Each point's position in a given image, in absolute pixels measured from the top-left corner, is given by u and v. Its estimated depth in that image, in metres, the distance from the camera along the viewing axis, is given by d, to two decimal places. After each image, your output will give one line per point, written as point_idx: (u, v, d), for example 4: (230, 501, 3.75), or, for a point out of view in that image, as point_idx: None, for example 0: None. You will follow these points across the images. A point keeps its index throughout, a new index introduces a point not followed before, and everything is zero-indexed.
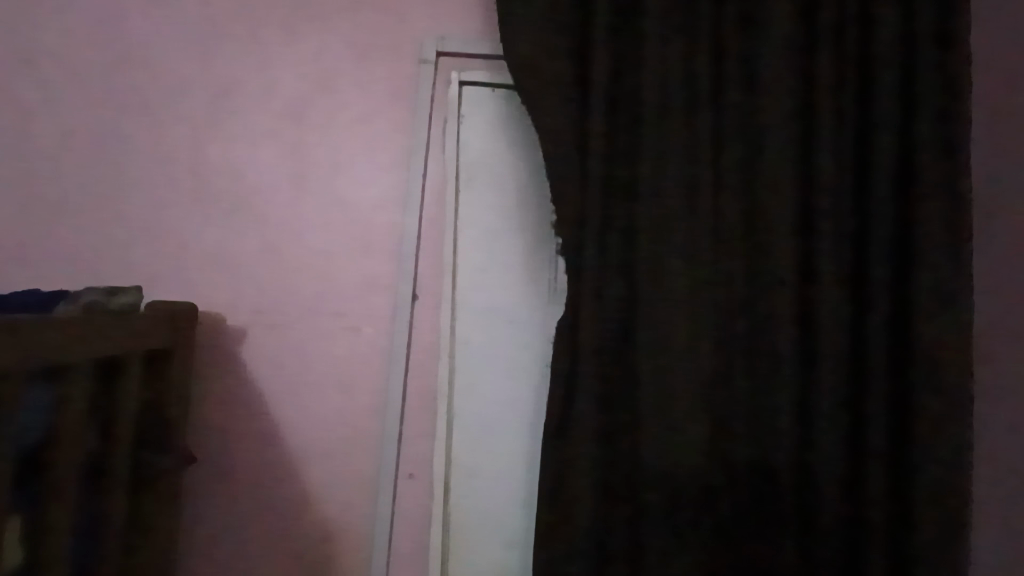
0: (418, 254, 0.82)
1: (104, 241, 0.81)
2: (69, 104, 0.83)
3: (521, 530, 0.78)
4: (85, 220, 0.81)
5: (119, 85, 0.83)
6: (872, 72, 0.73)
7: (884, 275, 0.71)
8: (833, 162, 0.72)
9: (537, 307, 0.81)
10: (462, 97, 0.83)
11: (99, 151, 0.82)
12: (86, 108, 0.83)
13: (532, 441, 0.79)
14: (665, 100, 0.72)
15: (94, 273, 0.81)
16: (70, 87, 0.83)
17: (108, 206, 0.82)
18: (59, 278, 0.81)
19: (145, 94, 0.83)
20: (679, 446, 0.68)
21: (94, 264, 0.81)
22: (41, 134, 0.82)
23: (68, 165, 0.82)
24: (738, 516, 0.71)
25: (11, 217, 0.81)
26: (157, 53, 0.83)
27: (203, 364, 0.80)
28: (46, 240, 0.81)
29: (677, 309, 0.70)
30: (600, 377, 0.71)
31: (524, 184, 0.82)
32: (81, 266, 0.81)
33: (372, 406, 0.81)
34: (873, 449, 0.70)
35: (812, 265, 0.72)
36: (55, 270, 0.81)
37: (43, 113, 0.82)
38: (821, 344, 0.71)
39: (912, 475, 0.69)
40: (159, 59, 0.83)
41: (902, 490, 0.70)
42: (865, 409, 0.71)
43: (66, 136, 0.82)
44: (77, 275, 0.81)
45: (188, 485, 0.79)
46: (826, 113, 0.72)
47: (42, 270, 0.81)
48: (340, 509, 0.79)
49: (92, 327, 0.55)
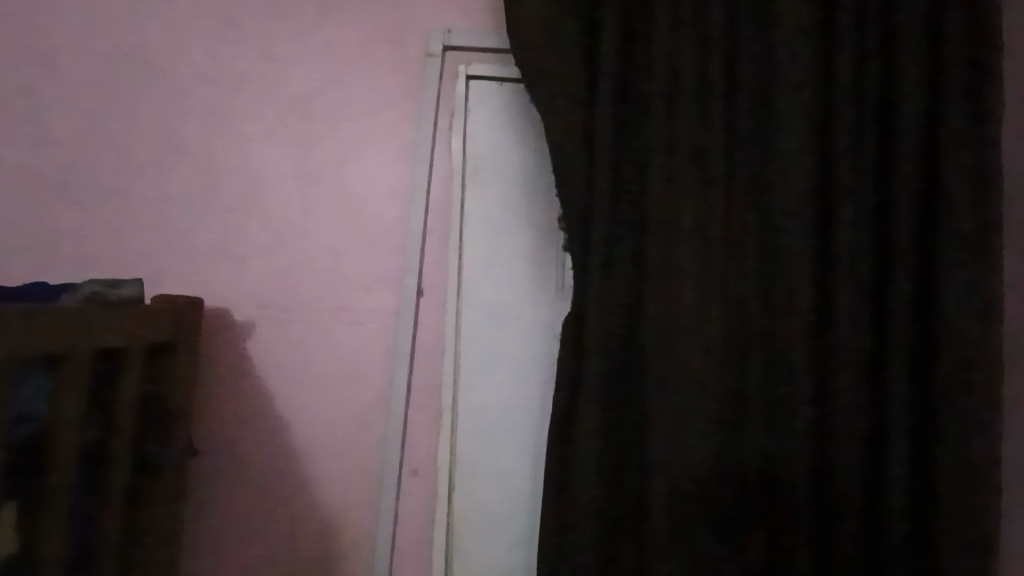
0: (424, 249, 0.81)
1: (114, 235, 0.82)
2: (82, 100, 0.84)
3: (525, 530, 0.76)
4: (95, 214, 0.82)
5: (131, 80, 0.84)
6: (895, 59, 0.71)
7: (907, 273, 0.69)
8: (853, 156, 0.70)
9: (543, 303, 0.80)
10: (469, 92, 0.83)
11: (110, 146, 0.83)
12: (98, 103, 0.84)
13: (538, 438, 0.78)
14: (674, 93, 0.71)
15: (104, 265, 0.82)
16: (83, 82, 0.84)
17: (118, 200, 0.83)
18: (70, 270, 0.82)
19: (156, 90, 0.84)
20: (687, 443, 0.67)
21: (104, 257, 0.82)
22: (56, 130, 0.83)
23: (80, 160, 0.83)
24: (752, 515, 0.68)
25: (25, 210, 0.83)
26: (168, 49, 0.84)
27: (209, 358, 0.81)
28: (58, 233, 0.82)
29: (687, 305, 0.68)
30: (606, 373, 0.70)
31: (531, 178, 0.81)
32: (92, 259, 0.82)
33: (377, 401, 0.80)
34: (895, 453, 0.68)
35: (831, 261, 0.70)
36: (67, 263, 0.82)
37: (57, 108, 0.84)
38: (839, 338, 0.69)
39: (938, 479, 0.66)
40: (169, 56, 0.84)
41: (926, 495, 0.68)
42: (887, 411, 0.69)
43: (80, 131, 0.83)
44: (86, 269, 0.82)
45: (193, 478, 0.79)
46: (845, 105, 0.70)
47: (53, 263, 0.82)
48: (343, 506, 0.79)
49: (93, 318, 0.56)
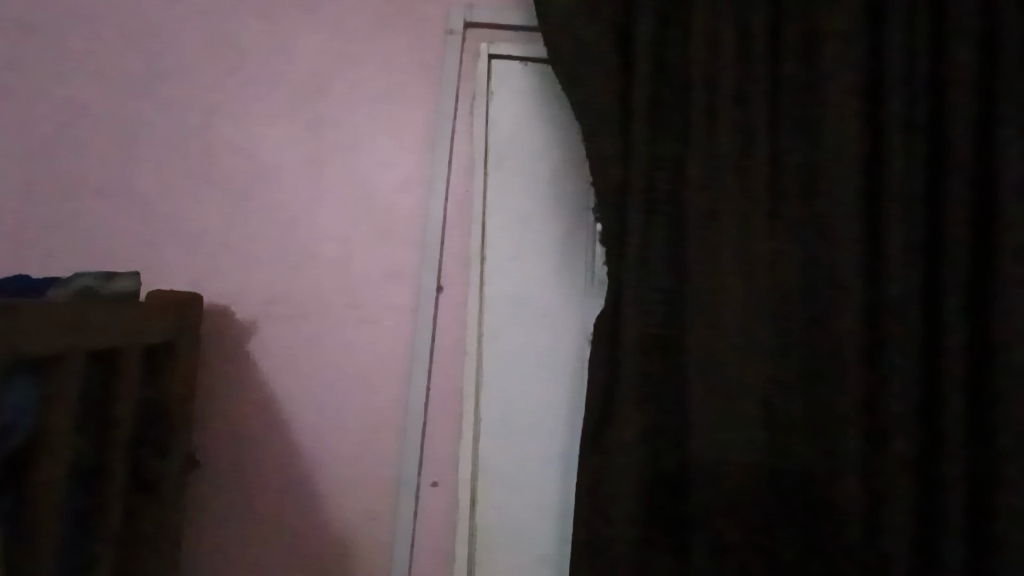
0: (444, 243, 0.78)
1: (116, 227, 0.79)
2: (84, 84, 0.81)
3: (556, 544, 0.71)
4: (96, 204, 0.80)
5: (135, 64, 0.82)
6: (948, 41, 0.66)
7: (962, 277, 0.64)
8: (907, 153, 0.65)
9: (572, 298, 0.76)
10: (492, 70, 0.80)
11: (113, 133, 0.81)
12: (99, 88, 0.81)
13: (570, 447, 0.73)
14: (714, 75, 0.67)
15: (104, 256, 0.79)
16: (86, 67, 0.82)
17: (119, 189, 0.80)
18: (70, 261, 0.79)
19: (162, 75, 0.81)
20: (731, 447, 0.63)
21: (103, 248, 0.79)
22: (61, 116, 0.81)
23: (81, 148, 0.80)
24: (798, 529, 0.64)
25: (23, 199, 0.80)
26: (175, 32, 0.82)
27: (213, 360, 0.77)
28: (58, 224, 0.79)
29: (730, 299, 0.64)
30: (645, 376, 0.66)
31: (560, 169, 0.78)
32: (92, 249, 0.79)
33: (396, 406, 0.76)
34: (951, 468, 0.63)
35: (880, 267, 0.66)
36: (65, 254, 0.79)
37: (58, 91, 0.81)
38: (892, 337, 0.64)
39: (997, 497, 0.61)
40: (184, 41, 0.82)
41: (985, 513, 0.62)
42: (942, 424, 0.64)
43: (81, 117, 0.81)
44: (89, 260, 0.79)
45: (194, 491, 0.75)
46: (895, 99, 0.66)
47: (61, 255, 0.79)
48: (359, 519, 0.74)
49: (86, 314, 0.50)
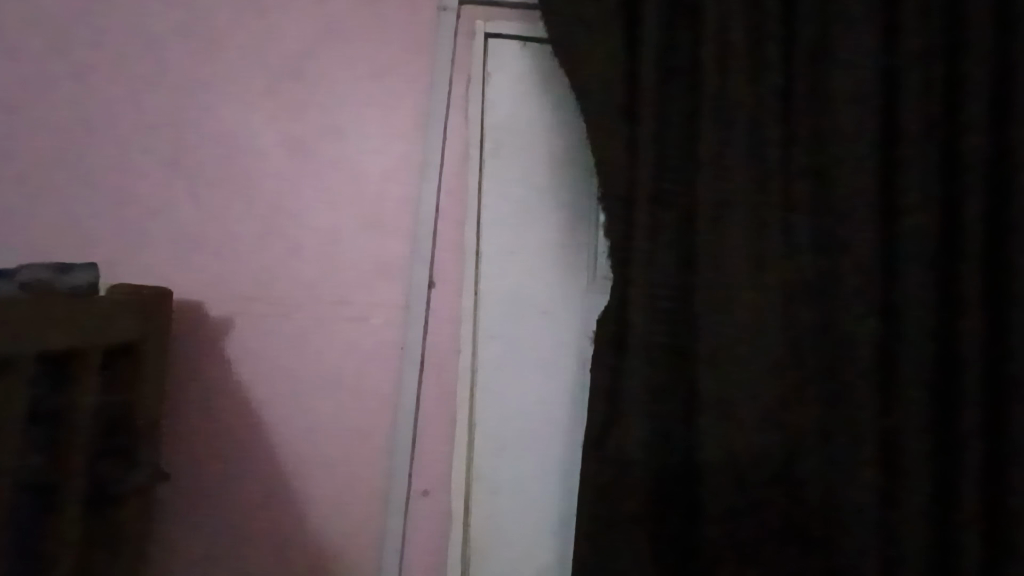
0: (436, 235, 0.73)
1: (77, 218, 0.73)
2: (42, 60, 0.75)
3: (557, 556, 0.68)
4: (55, 193, 0.73)
5: (99, 40, 0.75)
6: (965, 23, 0.63)
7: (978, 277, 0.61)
8: (921, 149, 0.62)
9: (573, 295, 0.72)
10: (488, 51, 0.75)
11: (76, 115, 0.74)
12: (58, 65, 0.75)
13: (569, 451, 0.70)
14: (726, 55, 0.63)
15: (64, 250, 0.73)
16: (44, 41, 0.75)
17: (82, 176, 0.74)
18: (27, 256, 0.73)
19: (130, 52, 0.75)
20: (743, 455, 0.59)
21: (65, 240, 0.73)
22: (16, 94, 0.74)
23: (38, 130, 0.74)
24: (808, 541, 0.59)
25: None
26: (144, 5, 0.76)
27: (185, 362, 0.71)
28: (14, 215, 0.73)
29: (742, 295, 0.60)
30: (653, 381, 0.62)
31: (561, 158, 0.74)
32: (52, 242, 0.73)
33: (384, 409, 0.71)
34: (965, 480, 0.59)
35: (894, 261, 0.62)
36: (23, 247, 0.73)
37: (12, 68, 0.75)
38: (907, 334, 0.60)
39: (1012, 509, 0.58)
40: (154, 16, 0.76)
41: (998, 529, 0.59)
42: (957, 435, 0.60)
43: (38, 96, 0.74)
44: (49, 254, 0.73)
45: (164, 502, 0.70)
46: (911, 93, 0.62)
47: (19, 246, 0.73)
48: (344, 531, 0.70)
49: (32, 312, 0.45)
